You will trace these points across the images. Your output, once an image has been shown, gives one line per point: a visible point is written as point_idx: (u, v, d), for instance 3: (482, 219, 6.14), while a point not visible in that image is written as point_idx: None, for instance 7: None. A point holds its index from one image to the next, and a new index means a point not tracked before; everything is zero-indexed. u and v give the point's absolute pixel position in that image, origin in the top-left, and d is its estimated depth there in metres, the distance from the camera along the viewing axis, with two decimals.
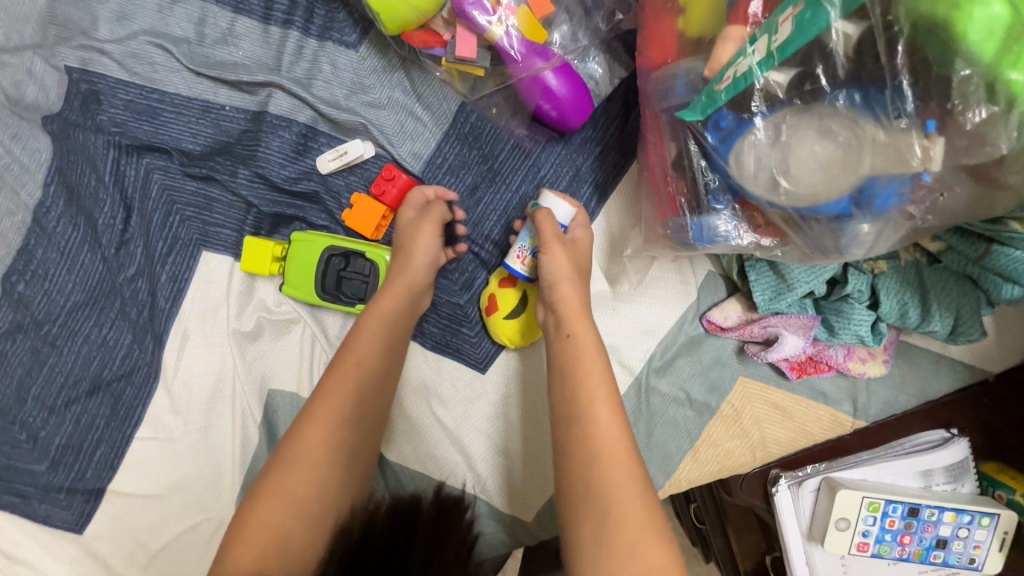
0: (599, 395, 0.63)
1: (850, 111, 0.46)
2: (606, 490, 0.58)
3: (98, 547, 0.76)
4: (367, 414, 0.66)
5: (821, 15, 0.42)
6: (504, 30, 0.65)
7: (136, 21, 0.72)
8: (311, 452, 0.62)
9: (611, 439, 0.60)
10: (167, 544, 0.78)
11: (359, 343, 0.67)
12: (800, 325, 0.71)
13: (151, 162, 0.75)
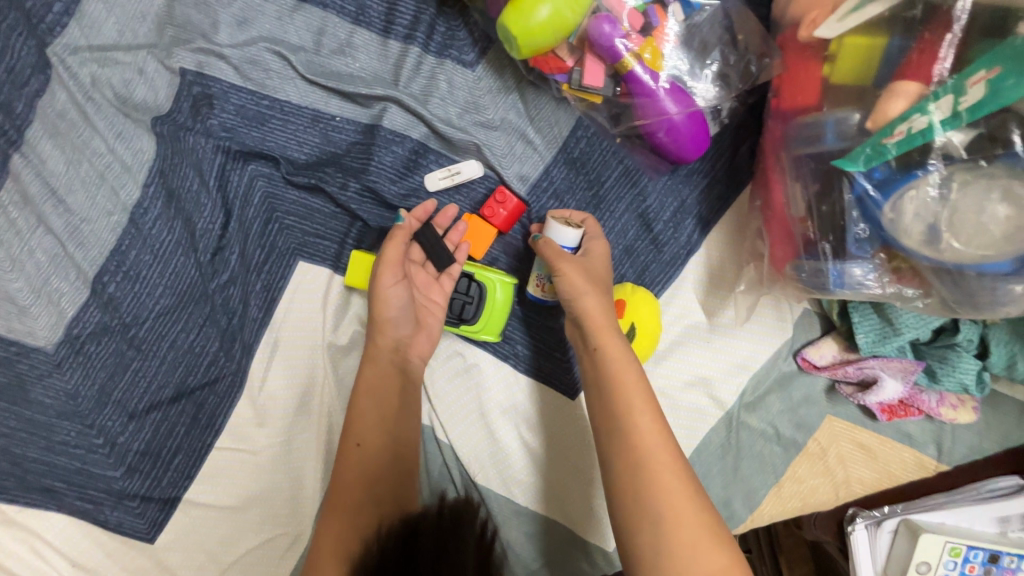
0: (637, 405, 0.62)
1: None
2: (663, 508, 0.56)
3: (170, 560, 0.74)
4: (377, 481, 0.69)
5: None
6: (639, 63, 0.65)
7: (255, 27, 0.71)
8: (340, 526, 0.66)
9: (658, 453, 0.59)
10: (240, 557, 0.76)
11: (359, 426, 0.71)
12: (900, 369, 0.72)
13: (256, 168, 0.74)
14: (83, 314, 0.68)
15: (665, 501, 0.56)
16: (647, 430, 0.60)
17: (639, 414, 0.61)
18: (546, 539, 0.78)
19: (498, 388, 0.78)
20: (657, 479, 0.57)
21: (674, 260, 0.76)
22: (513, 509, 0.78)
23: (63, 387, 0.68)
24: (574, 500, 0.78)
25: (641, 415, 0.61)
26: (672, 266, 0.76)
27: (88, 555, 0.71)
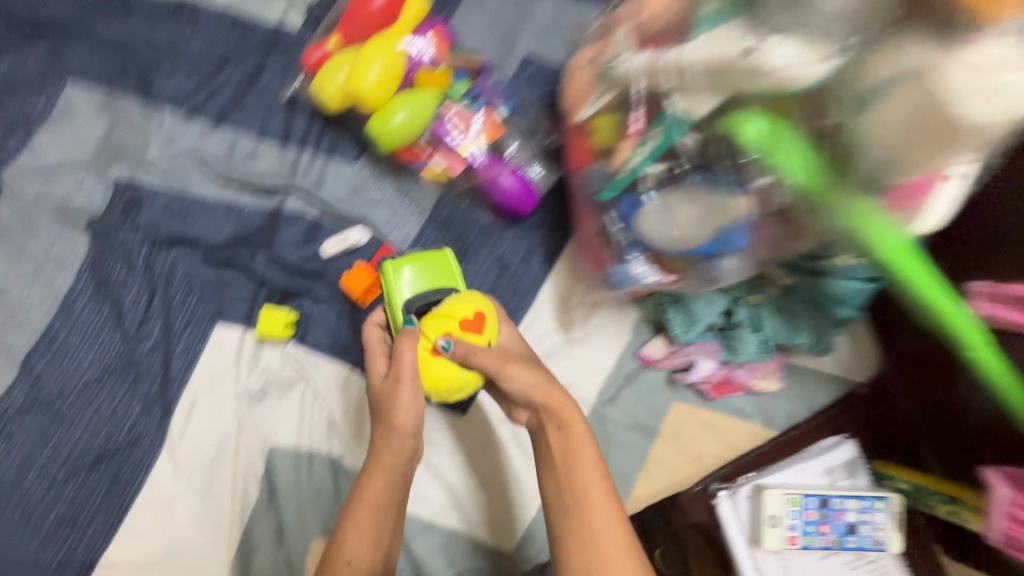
0: (591, 478, 0.65)
1: (704, 183, 0.70)
2: (601, 561, 0.62)
3: None
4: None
5: (673, 132, 0.68)
6: (472, 148, 0.90)
7: (179, 145, 0.91)
8: None
9: (604, 527, 0.63)
10: None
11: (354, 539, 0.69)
12: (708, 350, 0.93)
13: (177, 253, 0.89)
14: (11, 394, 0.79)
15: (588, 522, 0.63)
16: (582, 491, 0.65)
17: (581, 470, 0.65)
18: (451, 550, 0.88)
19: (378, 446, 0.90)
20: (591, 535, 0.63)
21: (528, 291, 0.96)
22: (421, 524, 0.87)
23: None
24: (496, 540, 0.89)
25: (573, 452, 0.66)
26: (528, 295, 0.96)
27: None
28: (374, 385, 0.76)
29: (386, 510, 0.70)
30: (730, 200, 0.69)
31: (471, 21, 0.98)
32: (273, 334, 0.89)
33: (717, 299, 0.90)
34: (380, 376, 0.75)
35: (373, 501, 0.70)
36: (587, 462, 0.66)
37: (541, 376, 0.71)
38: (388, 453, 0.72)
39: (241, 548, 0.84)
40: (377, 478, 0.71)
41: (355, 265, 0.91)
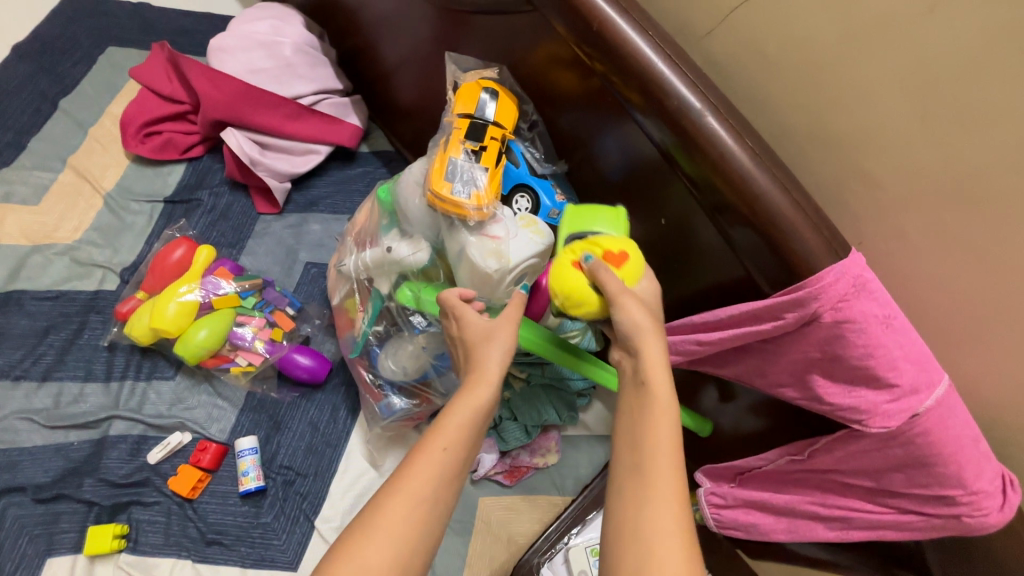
0: (661, 433, 0.63)
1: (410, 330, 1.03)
2: (651, 499, 0.59)
3: None
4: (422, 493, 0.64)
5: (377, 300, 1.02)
6: (264, 344, 1.16)
7: (9, 407, 1.08)
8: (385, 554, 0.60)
9: (662, 481, 0.60)
10: None
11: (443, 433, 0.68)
12: (489, 445, 1.17)
13: (7, 501, 1.01)
14: None
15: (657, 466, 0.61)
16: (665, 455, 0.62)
17: (656, 448, 0.62)
18: None
19: None
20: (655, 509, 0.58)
21: (338, 441, 1.14)
22: None
23: None
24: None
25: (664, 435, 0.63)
26: (340, 444, 1.15)
27: None
28: (470, 328, 0.79)
29: (459, 445, 0.68)
30: (428, 337, 1.01)
31: (258, 250, 1.32)
32: (103, 549, 0.99)
33: None
34: (472, 322, 0.79)
35: (406, 504, 0.63)
36: (663, 420, 0.63)
37: (636, 316, 0.69)
38: (461, 410, 0.69)
39: None
40: (457, 408, 0.70)
41: (178, 466, 1.08)
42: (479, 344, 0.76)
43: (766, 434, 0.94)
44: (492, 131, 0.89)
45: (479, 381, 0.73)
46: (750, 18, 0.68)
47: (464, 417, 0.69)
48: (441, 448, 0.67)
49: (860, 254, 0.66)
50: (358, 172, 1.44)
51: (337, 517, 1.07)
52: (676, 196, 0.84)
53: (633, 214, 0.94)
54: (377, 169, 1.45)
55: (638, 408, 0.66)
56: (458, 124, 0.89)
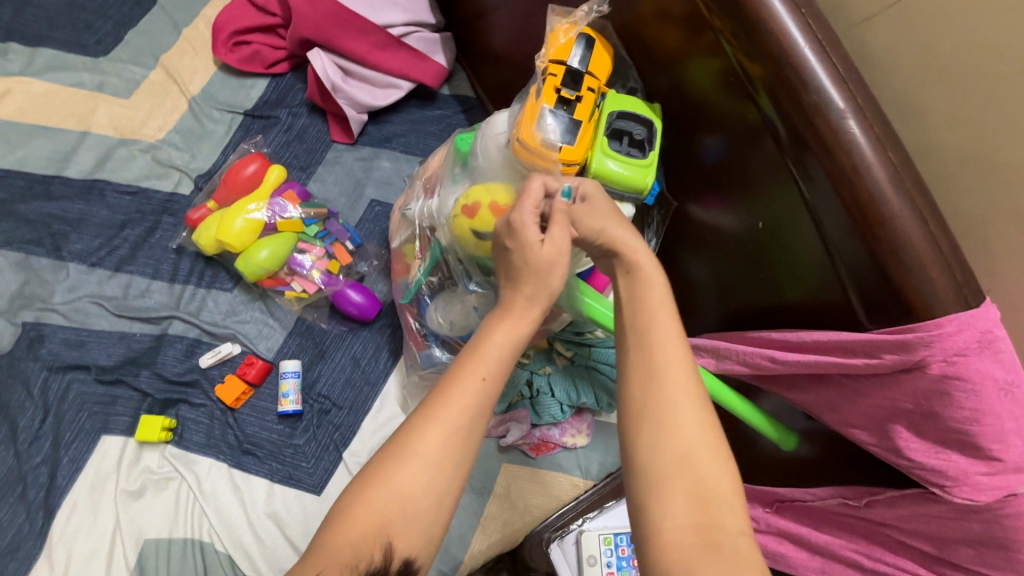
0: (654, 303, 0.67)
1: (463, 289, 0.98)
2: (657, 375, 0.62)
3: None
4: (458, 432, 0.63)
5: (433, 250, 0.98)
6: (319, 274, 1.17)
7: (82, 289, 1.13)
8: (418, 479, 0.61)
9: (666, 349, 0.64)
10: None
11: (482, 359, 0.67)
12: (520, 415, 1.15)
13: (72, 376, 1.08)
14: None
15: (657, 345, 0.64)
16: (661, 384, 0.62)
17: (655, 331, 0.65)
18: None
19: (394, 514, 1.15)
20: (665, 432, 0.60)
21: (377, 381, 1.16)
22: None
23: None
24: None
25: (653, 314, 0.66)
26: (377, 383, 1.16)
27: None
28: (530, 249, 0.71)
29: (497, 374, 0.67)
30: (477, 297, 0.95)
31: (327, 178, 1.31)
32: (152, 436, 1.05)
33: (518, 374, 1.15)
34: (536, 244, 0.71)
35: (446, 440, 0.63)
36: (655, 297, 0.67)
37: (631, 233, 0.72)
38: (500, 337, 0.69)
39: None
40: (496, 334, 0.69)
41: (225, 376, 1.12)
42: (541, 267, 0.71)
43: (814, 468, 0.88)
44: (588, 82, 0.84)
45: (520, 315, 0.70)
46: (922, 9, 0.58)
47: (503, 349, 0.68)
48: (481, 378, 0.65)
49: (994, 307, 0.58)
50: (435, 114, 1.40)
51: (365, 452, 1.09)
52: (776, 197, 0.76)
53: (721, 205, 0.88)
54: (455, 114, 1.40)
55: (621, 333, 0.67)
56: (552, 74, 0.85)
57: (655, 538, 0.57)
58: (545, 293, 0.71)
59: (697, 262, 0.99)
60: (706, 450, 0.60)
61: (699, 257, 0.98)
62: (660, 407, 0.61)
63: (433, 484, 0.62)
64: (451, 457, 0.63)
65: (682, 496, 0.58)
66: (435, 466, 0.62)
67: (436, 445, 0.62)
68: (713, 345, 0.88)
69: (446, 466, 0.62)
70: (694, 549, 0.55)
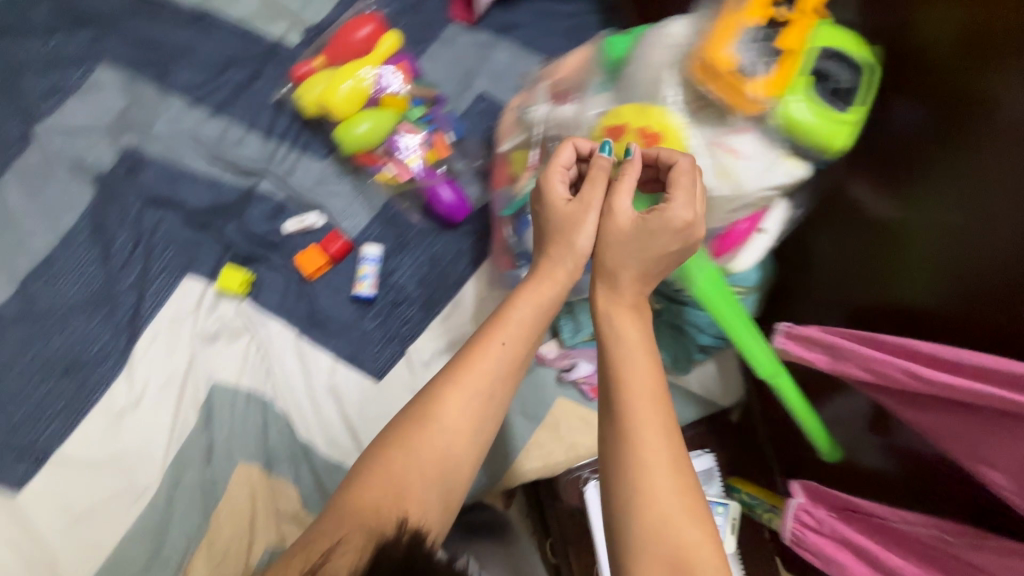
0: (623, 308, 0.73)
1: None
2: (629, 372, 0.68)
3: (29, 507, 0.96)
4: (466, 413, 0.70)
5: None
6: (417, 163, 1.11)
7: (182, 125, 1.11)
8: (435, 448, 0.68)
9: (635, 349, 0.70)
10: (88, 509, 0.97)
11: (501, 326, 0.74)
12: (590, 355, 1.11)
13: (163, 212, 1.08)
14: (9, 305, 1.01)
15: (627, 346, 0.70)
16: (641, 397, 0.66)
17: (628, 334, 0.71)
18: None
19: None
20: (639, 444, 0.64)
21: (451, 286, 1.13)
22: (329, 465, 1.03)
23: None
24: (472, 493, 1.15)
25: (620, 321, 0.72)
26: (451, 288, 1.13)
27: None
28: (555, 208, 0.77)
29: (506, 356, 0.73)
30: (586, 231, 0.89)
31: (438, 58, 1.20)
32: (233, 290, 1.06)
33: None
34: (559, 202, 0.77)
35: (461, 411, 0.70)
36: (623, 307, 0.73)
37: (627, 213, 0.74)
38: (518, 316, 0.75)
39: (173, 461, 1.00)
40: (513, 311, 0.75)
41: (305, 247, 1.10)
42: (569, 229, 0.76)
43: (898, 485, 0.84)
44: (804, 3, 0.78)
45: (540, 292, 0.76)
46: None
47: (519, 321, 0.74)
48: (497, 349, 0.73)
49: None
50: (567, 10, 1.25)
51: (428, 352, 1.10)
52: (974, 190, 0.64)
53: (879, 183, 0.76)
54: (588, 15, 1.25)
55: (606, 346, 0.71)
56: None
57: (633, 520, 0.63)
58: (569, 257, 0.76)
59: (820, 236, 0.88)
60: (679, 466, 0.64)
61: (822, 235, 0.87)
62: (631, 396, 0.67)
63: (443, 457, 0.68)
64: (457, 438, 0.69)
65: (660, 484, 0.63)
66: (447, 442, 0.69)
67: (443, 424, 0.69)
68: (832, 340, 0.79)
69: (455, 441, 0.69)
70: (664, 528, 0.62)
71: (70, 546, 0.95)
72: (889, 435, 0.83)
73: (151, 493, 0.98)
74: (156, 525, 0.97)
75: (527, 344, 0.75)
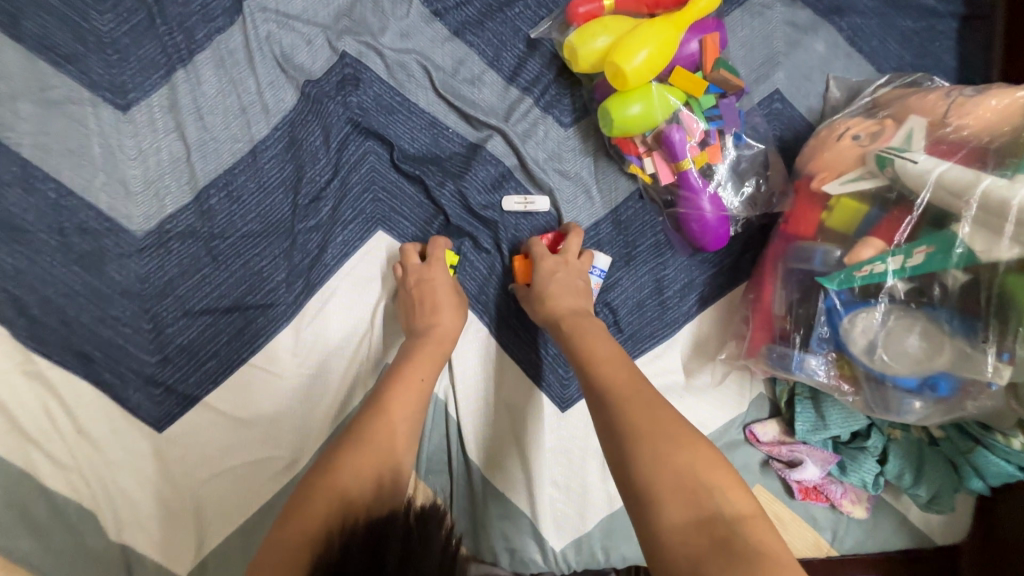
0: (591, 333, 0.74)
1: (946, 326, 0.65)
2: (607, 377, 0.66)
3: (167, 449, 0.85)
4: (392, 432, 0.69)
5: (948, 259, 0.64)
6: (692, 167, 0.85)
7: (414, 41, 0.87)
8: (363, 462, 0.64)
9: (604, 352, 0.70)
10: (228, 468, 0.86)
11: (417, 365, 0.77)
12: (820, 458, 0.90)
13: (371, 146, 0.88)
14: (180, 214, 0.85)
15: (595, 358, 0.70)
16: (608, 362, 0.68)
17: (596, 344, 0.72)
18: (514, 528, 0.90)
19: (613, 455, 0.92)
20: (627, 396, 0.63)
21: (672, 323, 0.92)
22: (490, 490, 0.91)
23: (138, 270, 0.84)
24: (616, 551, 0.92)
25: (592, 342, 0.72)
26: (671, 325, 0.92)
27: (102, 423, 0.84)
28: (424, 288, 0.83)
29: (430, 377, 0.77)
30: (986, 360, 0.63)
31: (739, 30, 0.91)
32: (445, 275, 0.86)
33: (858, 418, 0.86)
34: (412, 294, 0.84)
35: (398, 422, 0.70)
36: (597, 336, 0.74)
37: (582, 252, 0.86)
38: (432, 343, 0.79)
39: (325, 440, 0.88)
40: (432, 346, 0.79)
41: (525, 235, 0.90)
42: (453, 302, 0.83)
43: None
44: None
45: (433, 344, 0.79)
46: None
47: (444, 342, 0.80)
48: (419, 380, 0.75)
49: None
50: (923, 4, 0.92)
51: None
52: None
53: None
54: (948, 19, 0.93)
55: (580, 366, 0.71)
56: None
57: (659, 517, 0.53)
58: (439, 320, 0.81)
59: None
60: (671, 414, 0.60)
61: None
62: (624, 391, 0.64)
63: (372, 468, 0.63)
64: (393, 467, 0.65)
65: (669, 460, 0.56)
66: (376, 462, 0.64)
67: (367, 447, 0.65)
68: None
69: (389, 460, 0.66)
70: (687, 517, 0.52)
71: (205, 501, 0.86)
72: None
73: (296, 468, 0.87)
74: (298, 501, 0.88)
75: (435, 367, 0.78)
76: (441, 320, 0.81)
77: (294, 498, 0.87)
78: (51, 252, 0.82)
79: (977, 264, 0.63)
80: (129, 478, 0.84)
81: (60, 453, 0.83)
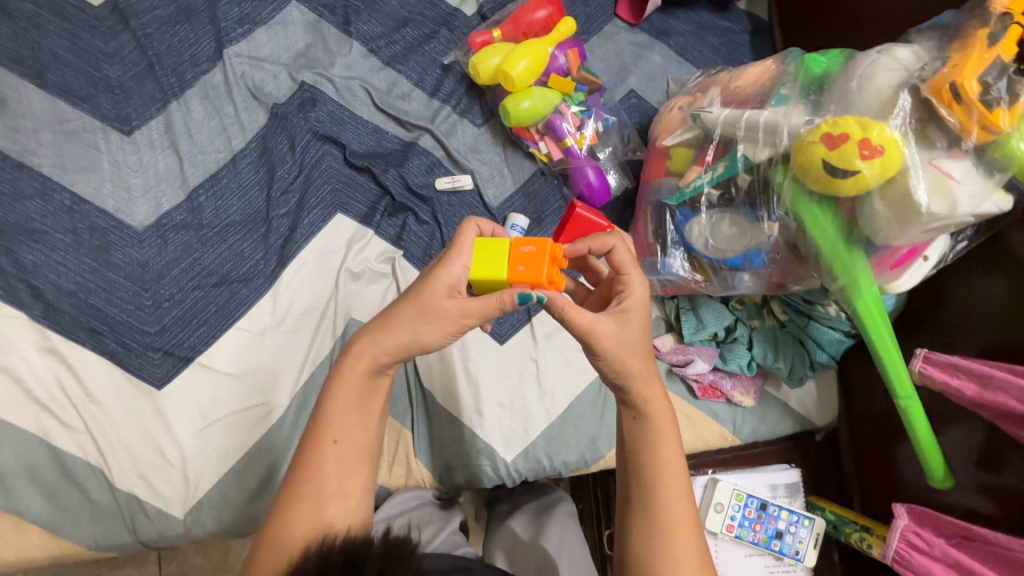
0: (638, 366, 0.76)
1: (746, 213, 0.92)
2: (653, 434, 0.75)
3: (165, 404, 0.99)
4: (316, 482, 0.73)
5: (734, 166, 0.91)
6: (573, 143, 1.14)
7: (356, 72, 1.16)
8: (297, 531, 0.70)
9: (658, 405, 0.76)
10: (218, 419, 1.00)
11: (339, 419, 0.75)
12: (707, 354, 1.14)
13: (327, 149, 1.12)
14: (174, 211, 1.05)
15: (645, 404, 0.76)
16: (650, 408, 0.76)
17: (649, 396, 0.76)
18: (469, 445, 1.08)
19: (548, 377, 1.13)
20: (663, 515, 0.71)
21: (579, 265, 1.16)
22: (446, 416, 1.08)
23: (139, 257, 1.03)
24: (559, 457, 1.11)
25: (638, 373, 0.75)
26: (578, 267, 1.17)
27: (106, 386, 0.98)
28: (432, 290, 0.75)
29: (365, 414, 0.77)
30: (768, 226, 0.90)
31: (597, 50, 1.25)
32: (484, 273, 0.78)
33: (725, 314, 1.12)
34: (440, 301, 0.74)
35: (335, 468, 0.74)
36: (648, 377, 0.76)
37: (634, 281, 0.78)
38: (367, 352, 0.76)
39: (303, 386, 1.05)
40: (364, 363, 0.76)
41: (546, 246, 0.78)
42: (424, 329, 0.75)
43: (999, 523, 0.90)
44: None
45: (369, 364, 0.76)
46: None
47: (403, 344, 0.75)
48: (335, 438, 0.75)
49: None
50: (723, 25, 1.30)
51: (551, 324, 1.15)
52: None
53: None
54: (742, 34, 1.30)
55: (637, 414, 0.76)
56: (1017, 23, 0.69)
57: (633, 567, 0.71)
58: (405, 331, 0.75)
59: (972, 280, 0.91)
60: (683, 499, 0.73)
61: (964, 277, 0.93)
62: (660, 455, 0.74)
63: (316, 527, 0.70)
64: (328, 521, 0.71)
65: (656, 534, 0.71)
66: (312, 523, 0.71)
67: (301, 511, 0.71)
68: (983, 369, 0.83)
69: (320, 517, 0.71)
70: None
71: (198, 450, 0.99)
72: (998, 475, 0.90)
73: (279, 413, 1.03)
74: (280, 442, 1.03)
75: (365, 398, 0.77)
76: (415, 328, 0.75)
77: (277, 439, 1.02)
78: (64, 247, 0.99)
79: (752, 166, 0.90)
80: (132, 433, 0.97)
81: (70, 416, 0.96)
